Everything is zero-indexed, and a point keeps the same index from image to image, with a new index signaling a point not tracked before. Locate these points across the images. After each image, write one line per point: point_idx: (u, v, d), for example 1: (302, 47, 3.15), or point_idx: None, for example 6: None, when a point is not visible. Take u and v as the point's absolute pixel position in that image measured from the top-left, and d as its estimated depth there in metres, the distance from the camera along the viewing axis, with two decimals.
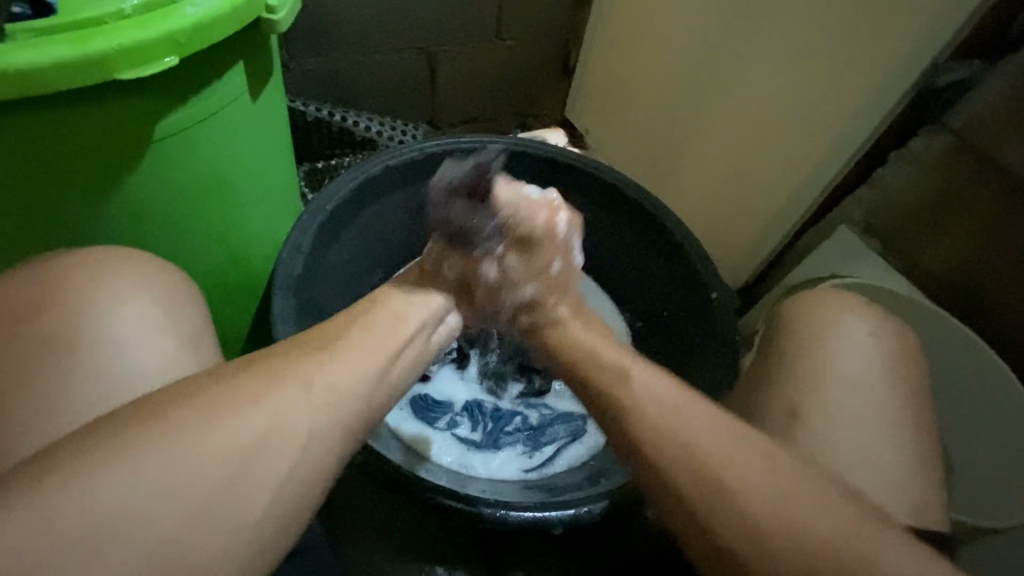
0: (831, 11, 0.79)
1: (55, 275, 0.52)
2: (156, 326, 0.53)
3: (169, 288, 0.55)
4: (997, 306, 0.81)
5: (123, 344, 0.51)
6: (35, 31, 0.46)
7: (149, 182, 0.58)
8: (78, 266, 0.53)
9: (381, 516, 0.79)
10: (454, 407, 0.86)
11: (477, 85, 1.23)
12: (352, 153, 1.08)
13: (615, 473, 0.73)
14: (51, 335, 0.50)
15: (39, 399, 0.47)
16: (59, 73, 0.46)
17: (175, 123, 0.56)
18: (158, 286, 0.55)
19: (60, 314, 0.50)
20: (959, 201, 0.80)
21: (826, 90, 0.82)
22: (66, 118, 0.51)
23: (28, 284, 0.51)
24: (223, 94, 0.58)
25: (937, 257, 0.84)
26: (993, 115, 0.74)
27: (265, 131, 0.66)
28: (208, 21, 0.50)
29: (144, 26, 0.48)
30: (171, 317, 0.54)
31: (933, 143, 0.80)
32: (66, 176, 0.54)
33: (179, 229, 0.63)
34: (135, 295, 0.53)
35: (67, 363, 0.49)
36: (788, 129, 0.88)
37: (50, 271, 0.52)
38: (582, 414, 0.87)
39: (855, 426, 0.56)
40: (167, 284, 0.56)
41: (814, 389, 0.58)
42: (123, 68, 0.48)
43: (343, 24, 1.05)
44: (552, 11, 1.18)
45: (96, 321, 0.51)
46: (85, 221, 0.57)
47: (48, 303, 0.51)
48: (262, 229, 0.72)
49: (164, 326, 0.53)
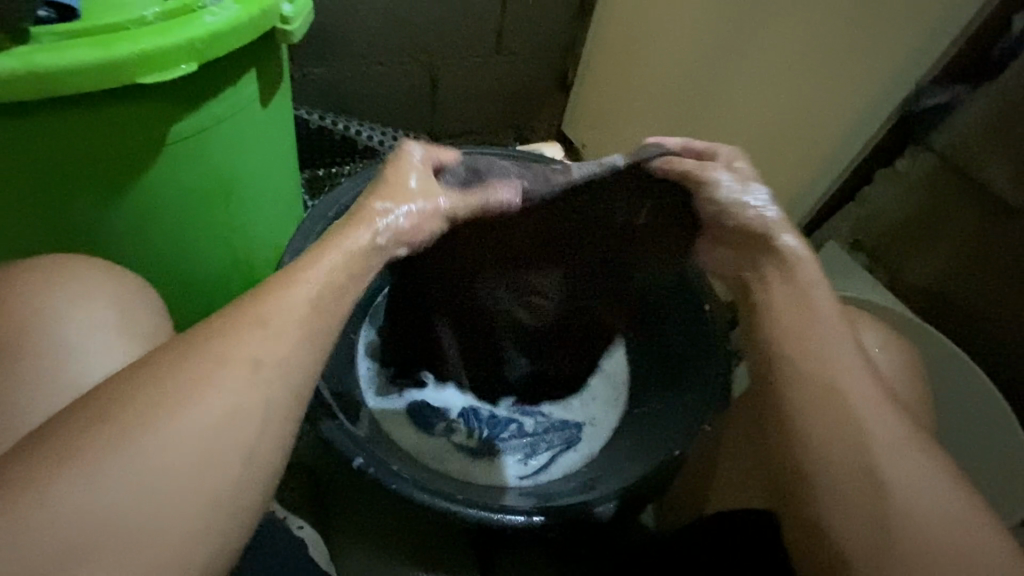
0: (820, 36, 0.83)
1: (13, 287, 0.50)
2: (116, 327, 0.51)
3: (114, 285, 0.54)
4: (981, 319, 0.83)
5: (75, 348, 0.49)
6: (59, 34, 0.48)
7: (159, 183, 0.59)
8: (31, 278, 0.51)
9: (374, 521, 0.79)
10: (449, 414, 0.87)
11: (478, 99, 1.25)
12: (352, 161, 1.10)
13: (611, 479, 0.75)
14: (11, 343, 0.48)
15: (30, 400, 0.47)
16: (79, 74, 0.47)
17: (188, 127, 0.57)
18: (108, 285, 0.53)
19: (17, 324, 0.49)
20: (940, 219, 0.83)
21: (817, 110, 0.86)
22: (82, 118, 0.52)
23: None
24: (235, 101, 0.59)
25: (921, 272, 0.87)
26: (976, 135, 0.77)
27: (272, 138, 0.67)
28: (227, 30, 0.52)
29: (164, 33, 0.49)
30: (130, 320, 0.53)
31: (916, 161, 0.83)
32: (79, 175, 0.55)
33: (186, 228, 0.64)
34: (83, 297, 0.51)
35: (33, 371, 0.47)
36: (779, 146, 0.91)
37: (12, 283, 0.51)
38: (577, 422, 0.88)
39: None
40: (113, 282, 0.54)
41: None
42: (142, 72, 0.49)
43: (349, 36, 1.07)
44: (551, 28, 1.21)
45: (46, 326, 0.49)
46: (93, 222, 0.58)
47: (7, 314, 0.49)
48: (265, 233, 0.73)
49: (119, 325, 0.52)
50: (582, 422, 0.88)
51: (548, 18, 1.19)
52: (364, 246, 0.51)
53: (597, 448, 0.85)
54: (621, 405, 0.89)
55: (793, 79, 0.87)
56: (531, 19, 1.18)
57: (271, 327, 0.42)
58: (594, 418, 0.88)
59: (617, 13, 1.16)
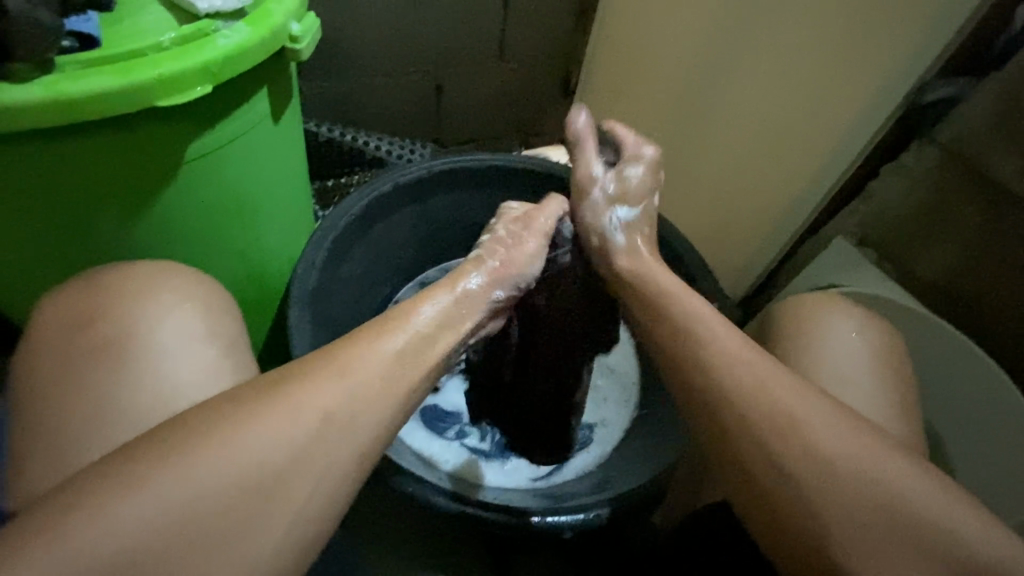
0: (820, 35, 0.83)
1: (115, 288, 0.55)
2: (205, 337, 0.54)
3: (204, 293, 0.57)
4: (990, 310, 0.83)
5: (169, 350, 0.52)
6: (81, 63, 0.50)
7: (176, 202, 0.61)
8: (127, 285, 0.55)
9: (393, 524, 0.81)
10: (462, 418, 0.89)
11: (482, 105, 1.27)
12: (361, 171, 1.12)
13: (622, 478, 0.75)
14: (109, 341, 0.52)
15: (59, 415, 0.49)
16: (100, 101, 0.49)
17: (204, 146, 0.59)
18: (199, 295, 0.57)
19: (117, 323, 0.53)
20: (949, 213, 0.83)
21: (820, 108, 0.86)
22: (105, 142, 0.54)
23: (89, 295, 0.54)
24: (248, 119, 0.61)
25: (930, 266, 0.87)
26: (981, 127, 0.76)
27: (284, 153, 0.69)
28: (238, 53, 0.54)
29: (179, 58, 0.51)
30: (216, 330, 0.55)
31: (923, 155, 0.83)
32: (101, 196, 0.57)
33: (203, 243, 0.66)
34: (179, 306, 0.55)
35: (128, 369, 0.51)
36: (783, 144, 0.92)
37: (91, 289, 0.55)
38: (588, 424, 0.90)
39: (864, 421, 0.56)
40: (201, 291, 0.58)
41: (827, 389, 0.57)
42: (159, 96, 0.51)
43: (354, 50, 1.09)
44: (553, 33, 1.22)
45: (146, 329, 0.53)
46: (116, 240, 0.60)
47: (107, 313, 0.53)
48: (278, 246, 0.75)
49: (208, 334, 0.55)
50: (594, 423, 0.89)
51: (550, 24, 1.21)
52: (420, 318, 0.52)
53: (609, 449, 0.86)
54: (631, 406, 0.90)
55: (795, 78, 0.88)
56: (533, 25, 1.20)
57: (327, 365, 0.45)
58: (606, 419, 0.90)
59: (617, 17, 1.17)
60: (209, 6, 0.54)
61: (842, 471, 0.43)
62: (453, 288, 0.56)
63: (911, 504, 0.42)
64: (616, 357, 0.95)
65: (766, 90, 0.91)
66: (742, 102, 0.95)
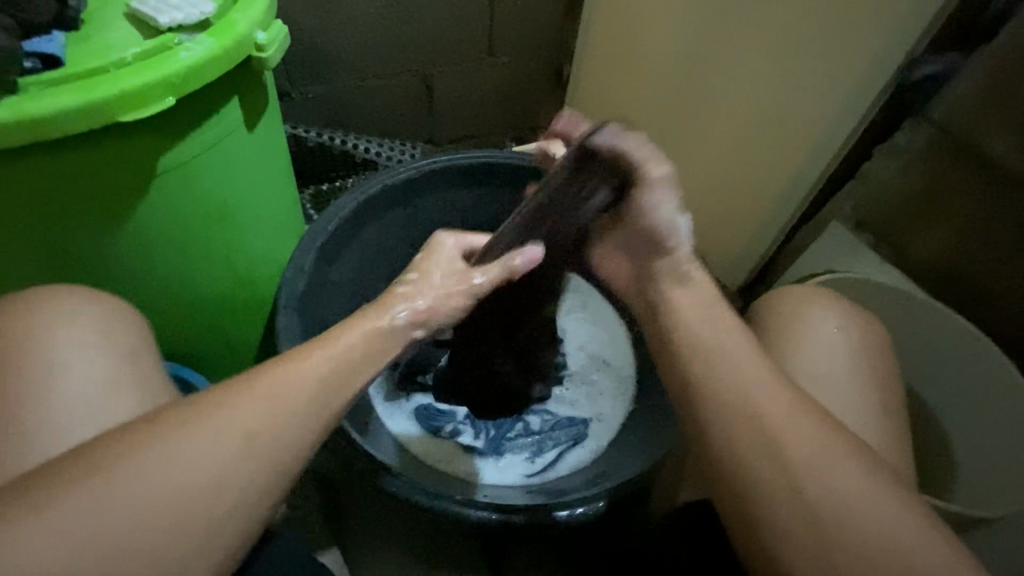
0: (803, 15, 0.81)
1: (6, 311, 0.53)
2: (105, 350, 0.54)
3: (105, 302, 0.57)
4: (988, 291, 0.82)
5: (66, 365, 0.52)
6: (45, 82, 0.51)
7: (155, 212, 0.62)
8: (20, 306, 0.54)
9: (383, 526, 0.81)
10: (456, 415, 0.88)
11: (473, 103, 1.27)
12: (353, 174, 1.13)
13: (614, 473, 0.75)
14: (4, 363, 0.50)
15: None
16: (65, 119, 0.51)
17: (177, 157, 0.60)
18: (100, 304, 0.56)
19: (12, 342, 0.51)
20: (943, 192, 0.82)
21: (807, 91, 0.84)
22: (76, 158, 0.55)
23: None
24: (221, 128, 0.62)
25: (927, 248, 0.85)
26: (970, 105, 0.76)
27: (262, 160, 0.70)
28: (201, 65, 0.54)
29: (141, 73, 0.52)
30: (115, 341, 0.55)
31: (915, 135, 0.81)
32: (78, 210, 0.58)
33: (184, 253, 0.67)
34: (81, 316, 0.55)
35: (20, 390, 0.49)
36: (773, 128, 0.90)
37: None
38: (584, 418, 0.89)
39: (848, 412, 0.55)
40: (102, 300, 0.57)
41: (809, 381, 0.56)
42: (124, 111, 0.53)
43: (341, 53, 1.10)
44: (542, 25, 1.21)
45: (45, 344, 0.52)
46: (97, 252, 0.62)
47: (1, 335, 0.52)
48: (263, 252, 0.76)
49: (108, 346, 0.54)
50: (589, 418, 0.89)
51: (538, 17, 1.20)
52: (351, 347, 0.50)
53: (604, 444, 0.85)
54: (627, 400, 0.89)
55: (781, 60, 0.85)
56: (521, 18, 1.18)
57: (292, 371, 0.45)
58: (601, 414, 0.89)
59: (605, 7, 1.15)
60: (171, 20, 0.56)
61: (814, 464, 0.41)
62: (386, 316, 0.54)
63: (885, 498, 0.40)
64: (611, 350, 0.94)
65: (754, 74, 0.89)
66: (731, 86, 0.93)
